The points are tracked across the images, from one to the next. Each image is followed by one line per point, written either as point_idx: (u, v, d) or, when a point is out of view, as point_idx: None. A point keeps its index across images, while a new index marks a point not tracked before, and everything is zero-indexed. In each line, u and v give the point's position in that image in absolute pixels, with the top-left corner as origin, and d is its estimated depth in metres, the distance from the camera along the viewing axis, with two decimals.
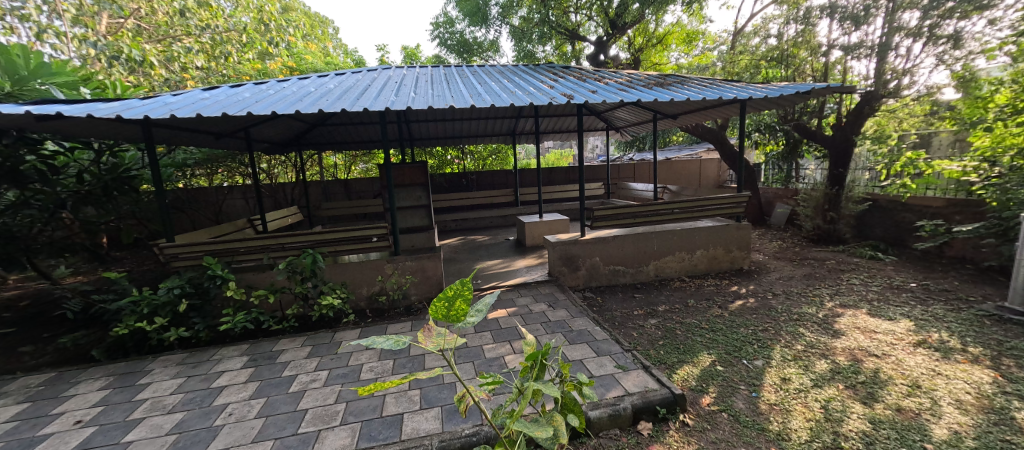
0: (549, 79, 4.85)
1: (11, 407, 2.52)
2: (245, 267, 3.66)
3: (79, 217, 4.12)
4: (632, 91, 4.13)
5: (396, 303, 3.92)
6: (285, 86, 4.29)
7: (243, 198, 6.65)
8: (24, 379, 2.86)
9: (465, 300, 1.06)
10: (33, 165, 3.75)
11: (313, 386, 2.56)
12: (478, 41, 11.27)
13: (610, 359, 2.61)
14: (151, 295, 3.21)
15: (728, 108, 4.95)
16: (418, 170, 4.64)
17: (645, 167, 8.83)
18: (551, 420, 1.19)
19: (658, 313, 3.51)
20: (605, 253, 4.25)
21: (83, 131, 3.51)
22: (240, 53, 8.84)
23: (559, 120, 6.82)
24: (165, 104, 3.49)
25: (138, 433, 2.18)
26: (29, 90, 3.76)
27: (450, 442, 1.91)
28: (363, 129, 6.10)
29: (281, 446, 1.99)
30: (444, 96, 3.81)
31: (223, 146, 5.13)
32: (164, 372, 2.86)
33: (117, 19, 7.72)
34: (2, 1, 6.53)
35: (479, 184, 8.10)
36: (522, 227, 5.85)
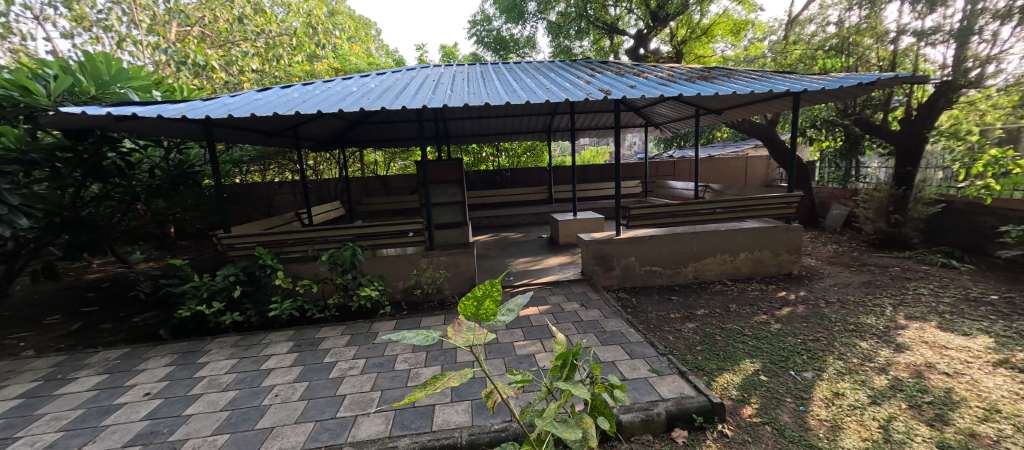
0: (587, 74, 4.76)
1: (93, 377, 2.83)
2: (292, 258, 3.88)
3: (150, 208, 4.55)
4: (674, 86, 3.97)
5: (430, 296, 4.01)
6: (330, 86, 4.49)
7: (291, 193, 7.07)
8: (104, 353, 3.20)
9: (494, 299, 1.06)
10: (115, 161, 4.19)
11: (351, 373, 2.67)
12: (515, 38, 11.30)
13: (643, 362, 2.53)
14: (211, 281, 3.49)
15: (781, 101, 4.63)
16: (453, 167, 4.72)
17: (685, 165, 8.48)
18: (581, 422, 1.16)
19: (696, 317, 3.36)
20: (641, 253, 4.13)
21: (155, 130, 3.87)
22: (291, 56, 9.39)
23: (596, 116, 6.68)
24: (224, 105, 3.77)
25: (197, 408, 2.38)
26: (110, 94, 4.19)
27: (479, 436, 1.92)
28: (401, 127, 6.26)
29: (321, 428, 2.09)
30: (479, 94, 3.84)
31: (275, 144, 5.46)
32: (220, 352, 3.10)
33: (185, 27, 8.43)
34: (89, 13, 7.32)
35: (514, 181, 8.10)
36: (555, 225, 5.80)
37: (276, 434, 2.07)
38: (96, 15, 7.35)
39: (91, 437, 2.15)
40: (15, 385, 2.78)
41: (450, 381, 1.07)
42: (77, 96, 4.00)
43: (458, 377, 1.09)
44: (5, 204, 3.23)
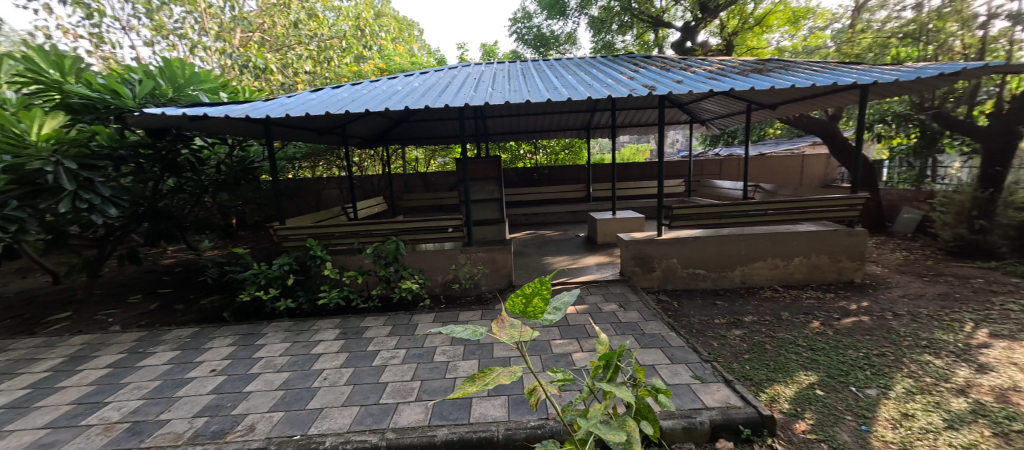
0: (630, 70, 4.63)
1: (167, 352, 3.13)
2: (339, 250, 4.09)
3: (216, 201, 4.97)
4: (724, 80, 3.77)
5: (468, 291, 4.09)
6: (377, 86, 4.66)
7: (338, 189, 7.43)
8: (177, 331, 3.54)
9: (543, 297, 1.05)
10: (188, 157, 4.61)
11: (393, 362, 2.78)
12: (555, 34, 11.23)
13: (686, 368, 2.44)
14: (268, 269, 3.76)
15: (845, 95, 4.28)
16: (492, 164, 4.76)
17: (733, 163, 8.05)
18: (625, 425, 1.13)
19: (744, 323, 3.19)
20: (684, 255, 3.98)
21: (222, 129, 4.21)
22: (340, 57, 9.87)
23: (638, 112, 6.49)
24: (282, 105, 4.03)
25: (255, 386, 2.57)
26: (184, 96, 4.60)
27: (516, 432, 1.94)
28: (442, 125, 6.41)
29: (366, 413, 2.19)
30: (520, 91, 3.83)
31: (325, 141, 5.75)
32: (275, 336, 3.33)
33: (248, 34, 9.11)
34: (167, 23, 8.08)
35: (551, 179, 8.07)
36: (593, 224, 5.72)
37: (325, 416, 2.19)
38: (172, 24, 8.09)
39: (166, 406, 2.38)
40: (105, 355, 3.14)
41: (499, 377, 1.08)
42: (157, 98, 4.42)
43: (506, 374, 1.09)
44: (98, 195, 3.66)
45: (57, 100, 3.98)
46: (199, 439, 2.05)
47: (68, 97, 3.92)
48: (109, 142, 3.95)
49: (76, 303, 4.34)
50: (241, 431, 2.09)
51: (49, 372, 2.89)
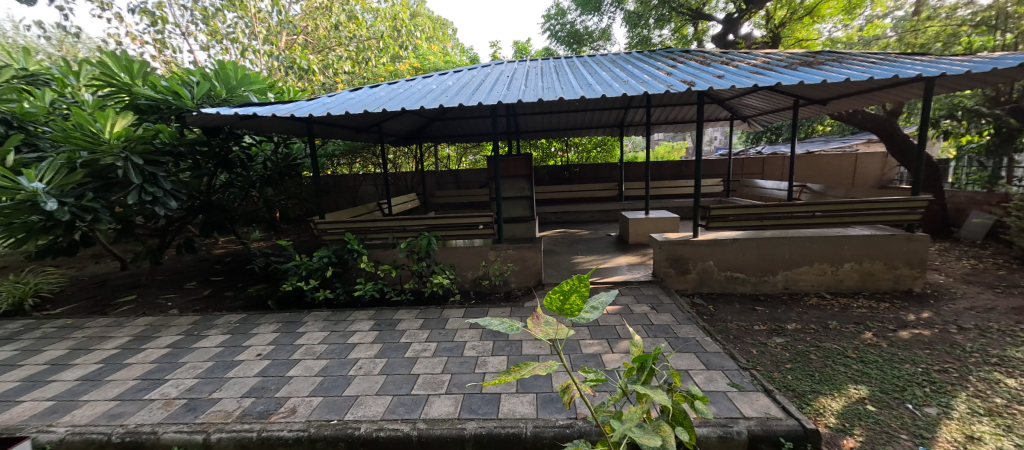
0: (668, 64, 4.49)
1: (218, 336, 3.37)
2: (375, 244, 4.23)
3: (263, 195, 5.27)
4: (769, 74, 3.58)
5: (497, 288, 4.12)
6: (413, 85, 4.77)
7: (373, 185, 7.69)
8: (227, 316, 3.79)
9: (581, 294, 1.03)
10: (238, 154, 4.92)
11: (424, 355, 2.85)
12: (590, 31, 11.07)
13: (722, 375, 2.35)
14: (309, 261, 3.95)
15: (907, 88, 3.95)
16: (523, 162, 4.76)
17: (777, 162, 7.64)
18: (659, 430, 1.10)
19: (786, 331, 3.03)
20: (721, 257, 3.83)
21: (269, 127, 4.45)
22: (378, 57, 10.18)
23: (675, 109, 6.28)
24: (324, 104, 4.20)
25: (296, 371, 2.71)
26: (236, 96, 4.89)
27: (544, 430, 1.94)
28: (475, 123, 6.48)
29: (398, 402, 2.26)
30: (553, 88, 3.81)
31: (362, 139, 5.96)
32: (314, 325, 3.49)
33: (293, 36, 9.59)
34: (220, 28, 8.64)
35: (582, 177, 7.98)
36: (625, 223, 5.60)
37: (360, 403, 2.28)
38: (225, 29, 8.64)
39: (217, 385, 2.56)
40: (165, 336, 3.41)
41: (534, 373, 1.07)
42: (213, 98, 4.74)
43: (542, 369, 1.08)
44: (160, 188, 3.98)
45: (126, 101, 4.36)
46: (247, 418, 2.19)
47: (136, 98, 4.28)
48: (170, 140, 4.28)
49: (140, 287, 4.75)
50: (284, 412, 2.21)
51: (118, 350, 3.18)
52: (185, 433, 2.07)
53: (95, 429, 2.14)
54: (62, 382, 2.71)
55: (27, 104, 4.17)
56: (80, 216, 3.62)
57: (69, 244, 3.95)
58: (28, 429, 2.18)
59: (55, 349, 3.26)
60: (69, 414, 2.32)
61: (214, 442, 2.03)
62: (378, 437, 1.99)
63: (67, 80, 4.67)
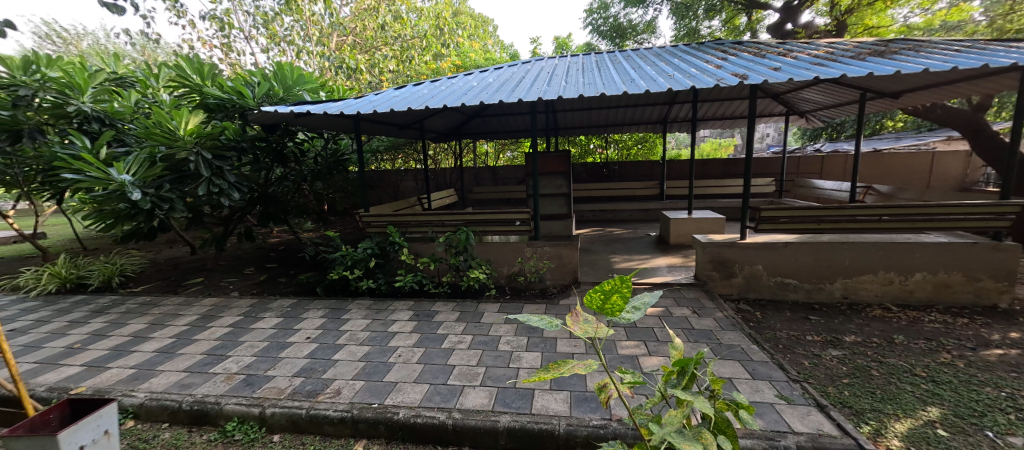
0: (717, 57, 4.26)
1: (273, 318, 3.63)
2: (415, 237, 4.38)
3: (313, 189, 5.60)
4: (833, 65, 3.31)
5: (532, 284, 4.13)
6: (454, 82, 4.85)
7: (414, 180, 7.94)
8: (280, 301, 4.08)
9: (622, 295, 1.01)
10: (293, 149, 5.26)
11: (460, 347, 2.92)
12: (633, 24, 10.75)
13: (769, 386, 2.23)
14: (354, 252, 4.16)
15: (999, 79, 3.51)
16: (561, 159, 4.72)
17: (838, 161, 7.03)
18: (700, 436, 1.06)
19: (844, 344, 2.81)
20: (772, 262, 3.61)
21: (320, 124, 4.70)
22: (421, 56, 10.44)
23: (723, 104, 5.97)
24: (371, 101, 4.39)
25: (341, 355, 2.86)
26: (292, 95, 5.22)
27: (577, 428, 1.93)
28: (514, 119, 6.49)
29: (435, 391, 2.34)
30: (595, 84, 3.73)
31: (404, 136, 6.15)
32: (358, 313, 3.68)
33: (343, 37, 10.08)
34: (278, 31, 9.23)
35: (622, 175, 7.79)
36: (666, 223, 5.42)
37: (399, 389, 2.38)
38: (283, 32, 9.23)
39: (272, 364, 2.77)
40: (227, 316, 3.73)
41: (573, 370, 1.05)
42: (272, 98, 5.09)
43: (582, 367, 1.07)
44: (225, 181, 4.34)
45: (197, 100, 4.77)
46: (297, 395, 2.35)
47: (206, 98, 4.68)
48: (234, 136, 4.66)
49: (206, 271, 5.20)
50: (330, 393, 2.36)
51: (188, 326, 3.52)
52: (244, 406, 2.26)
53: (169, 397, 2.38)
54: (141, 352, 3.03)
55: (117, 104, 4.68)
56: (158, 205, 4.01)
57: (149, 230, 4.39)
58: (116, 392, 2.47)
59: (136, 323, 3.66)
60: (147, 382, 2.60)
61: (269, 416, 2.19)
62: (415, 423, 2.06)
63: (149, 82, 5.19)
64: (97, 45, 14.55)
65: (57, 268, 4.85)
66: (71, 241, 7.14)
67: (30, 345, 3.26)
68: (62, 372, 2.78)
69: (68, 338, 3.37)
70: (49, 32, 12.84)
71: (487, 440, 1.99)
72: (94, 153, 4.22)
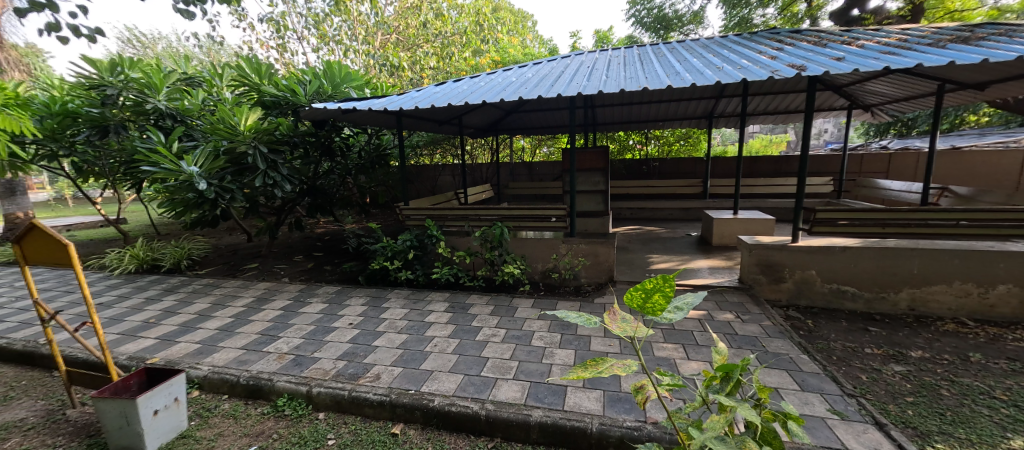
0: (772, 47, 4.00)
1: (319, 304, 3.85)
2: (452, 231, 4.48)
3: (357, 182, 5.85)
4: (906, 54, 3.01)
5: (567, 281, 4.10)
6: (493, 78, 4.88)
7: (451, 175, 8.12)
8: (326, 288, 4.31)
9: (665, 294, 0.97)
10: (339, 144, 5.52)
11: (494, 340, 2.95)
12: (679, 14, 10.36)
13: (820, 399, 2.09)
14: (394, 244, 4.33)
15: None
16: (599, 155, 4.64)
17: (909, 158, 6.30)
18: (743, 445, 1.01)
19: (909, 359, 2.58)
20: (827, 267, 3.37)
21: (365, 120, 4.90)
22: (460, 52, 10.58)
23: (776, 98, 5.60)
24: (412, 98, 4.52)
25: (381, 342, 2.99)
26: (340, 92, 5.49)
27: (610, 428, 1.91)
28: (552, 115, 6.45)
29: (469, 381, 2.39)
30: (637, 78, 3.62)
31: (444, 131, 6.27)
32: (397, 302, 3.82)
33: (387, 36, 10.43)
34: (328, 31, 9.70)
35: (662, 172, 7.53)
36: (709, 223, 5.19)
37: (434, 377, 2.45)
38: (332, 32, 9.70)
39: (318, 346, 2.94)
40: (278, 300, 4.00)
41: (613, 369, 1.03)
42: (322, 94, 5.37)
43: (620, 367, 1.04)
44: (279, 174, 4.63)
45: (256, 98, 5.13)
46: (341, 377, 2.49)
47: (263, 96, 5.02)
48: (288, 131, 4.96)
49: (261, 257, 5.60)
50: (370, 377, 2.47)
51: (244, 308, 3.80)
52: (293, 383, 2.42)
53: (228, 371, 2.60)
54: (205, 329, 3.32)
55: (187, 102, 5.14)
56: (221, 195, 4.36)
57: (212, 218, 4.78)
58: (184, 364, 2.73)
59: (201, 302, 4.01)
60: (210, 356, 2.84)
61: (315, 394, 2.34)
62: (449, 411, 2.12)
63: (214, 81, 5.66)
64: (170, 48, 15.98)
65: (136, 250, 5.40)
66: (148, 226, 7.92)
67: (114, 318, 3.65)
68: (139, 343, 3.10)
69: (144, 314, 3.75)
70: (130, 37, 14.26)
71: (519, 433, 2.01)
72: (168, 146, 4.65)
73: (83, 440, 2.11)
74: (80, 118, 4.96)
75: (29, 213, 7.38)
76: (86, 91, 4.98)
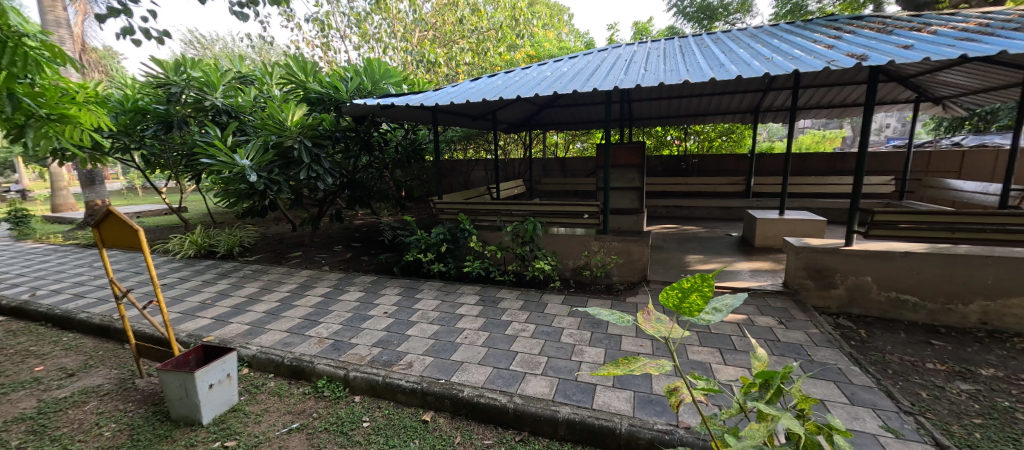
0: (829, 35, 3.71)
1: (356, 292, 4.02)
2: (484, 226, 4.53)
3: (394, 176, 6.03)
4: (988, 40, 2.71)
5: (598, 279, 4.04)
6: (528, 73, 4.86)
7: (484, 170, 8.19)
8: (363, 277, 4.49)
9: (703, 295, 0.93)
10: (377, 139, 5.69)
11: (523, 335, 2.97)
12: (725, 3, 9.87)
13: (872, 415, 1.94)
14: (428, 237, 4.43)
15: None
16: (635, 151, 4.52)
17: (985, 156, 5.78)
18: None
19: (979, 377, 2.34)
20: (885, 273, 3.11)
21: (402, 116, 5.02)
22: (496, 47, 10.61)
23: (832, 90, 5.21)
24: (448, 94, 4.59)
25: (413, 331, 3.09)
26: (379, 89, 5.68)
27: (640, 430, 1.87)
28: (587, 109, 6.35)
29: (498, 374, 2.42)
30: (677, 71, 3.49)
31: (477, 126, 6.33)
32: (429, 293, 3.92)
33: (424, 33, 10.64)
34: (369, 28, 10.05)
35: (702, 169, 7.23)
36: (751, 223, 4.93)
37: (464, 368, 2.50)
38: (373, 30, 10.03)
39: (355, 333, 3.08)
40: (319, 287, 4.22)
41: (646, 368, 1.00)
42: (362, 91, 5.56)
43: (654, 366, 1.01)
44: (322, 167, 4.87)
45: (302, 95, 5.41)
46: (376, 363, 2.60)
47: (309, 93, 5.29)
48: (330, 127, 5.19)
49: (304, 246, 5.91)
50: (403, 365, 2.56)
51: (289, 293, 4.05)
52: (332, 367, 2.55)
53: (274, 352, 2.77)
54: (254, 312, 3.56)
55: (241, 99, 5.50)
56: (270, 187, 4.63)
57: (261, 208, 5.10)
58: (236, 342, 2.95)
59: (250, 287, 4.30)
60: (258, 337, 3.04)
61: (351, 378, 2.45)
62: (478, 402, 2.15)
63: (264, 79, 6.03)
64: (226, 48, 17.12)
65: (195, 237, 5.86)
66: (205, 215, 8.58)
67: (176, 298, 4.00)
68: (197, 322, 3.38)
69: (201, 295, 4.07)
70: (193, 39, 15.46)
71: (547, 429, 2.01)
72: (223, 140, 5.00)
73: (149, 407, 2.33)
74: (149, 114, 5.42)
75: (106, 201, 8.18)
76: (154, 89, 5.42)
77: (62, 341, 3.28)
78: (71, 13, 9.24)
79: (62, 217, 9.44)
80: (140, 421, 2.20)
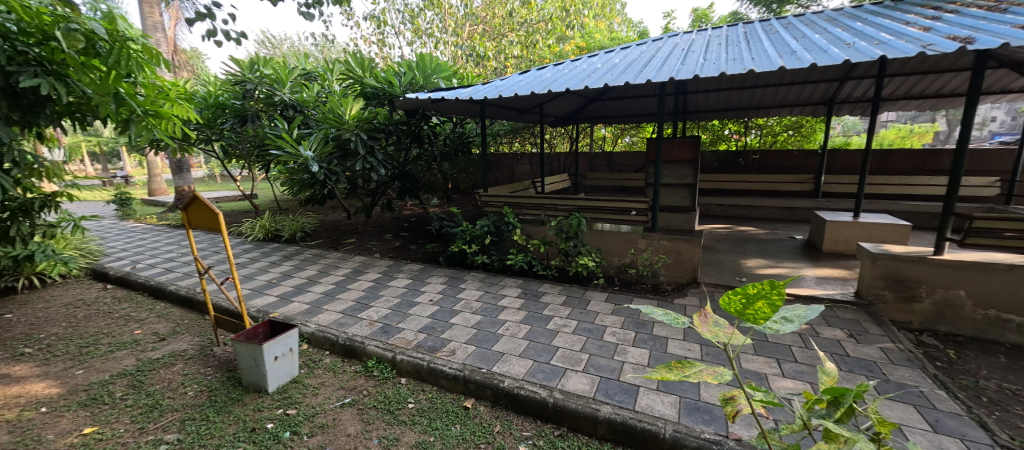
0: (925, 16, 3.27)
1: (404, 279, 4.21)
2: (527, 219, 4.53)
3: (442, 168, 6.19)
4: None
5: (644, 278, 3.91)
6: (578, 65, 4.76)
7: (529, 164, 8.19)
8: (410, 265, 4.69)
9: (772, 302, 0.87)
10: (427, 132, 5.87)
11: (565, 330, 2.95)
12: None
13: (959, 446, 1.72)
14: (473, 229, 4.52)
15: None
16: (690, 145, 4.29)
17: None
18: None
19: None
20: (983, 288, 2.73)
21: (452, 109, 5.13)
22: (545, 39, 10.49)
23: (925, 78, 4.61)
24: (496, 87, 4.61)
25: (457, 319, 3.18)
26: (430, 83, 5.84)
27: (685, 437, 1.80)
28: (638, 102, 6.12)
29: (538, 368, 2.42)
30: (741, 59, 3.25)
31: (524, 120, 6.31)
32: (473, 284, 4.01)
33: (475, 27, 10.77)
34: (422, 24, 10.33)
35: (763, 166, 6.73)
36: (819, 226, 4.52)
37: (505, 359, 2.54)
38: (426, 26, 10.30)
39: (403, 318, 3.22)
40: (371, 273, 4.46)
41: (702, 375, 0.95)
42: (415, 85, 5.75)
43: (711, 373, 0.95)
44: (375, 159, 5.12)
45: (359, 89, 5.70)
46: (421, 348, 2.70)
47: (365, 88, 5.56)
48: (384, 120, 5.44)
49: (357, 234, 6.27)
50: (446, 352, 2.64)
51: (344, 277, 4.32)
52: (382, 349, 2.69)
53: (330, 331, 2.98)
54: (313, 292, 3.85)
55: (305, 94, 5.92)
56: (329, 177, 4.95)
57: (321, 197, 5.47)
58: (298, 320, 3.21)
59: (310, 269, 4.64)
60: (317, 316, 3.29)
61: (399, 361, 2.57)
62: (519, 394, 2.18)
63: (326, 76, 6.42)
64: (293, 47, 18.44)
65: (264, 221, 6.41)
66: (272, 202, 9.34)
67: (247, 277, 4.41)
68: (265, 299, 3.71)
69: (269, 275, 4.46)
70: (265, 40, 16.83)
71: (587, 426, 1.99)
72: (290, 133, 5.41)
73: (224, 372, 2.59)
74: (227, 109, 5.99)
75: (191, 187, 9.17)
76: (232, 86, 5.97)
77: (156, 309, 3.74)
78: (166, 19, 10.38)
79: (158, 200, 10.74)
80: (217, 384, 2.46)
